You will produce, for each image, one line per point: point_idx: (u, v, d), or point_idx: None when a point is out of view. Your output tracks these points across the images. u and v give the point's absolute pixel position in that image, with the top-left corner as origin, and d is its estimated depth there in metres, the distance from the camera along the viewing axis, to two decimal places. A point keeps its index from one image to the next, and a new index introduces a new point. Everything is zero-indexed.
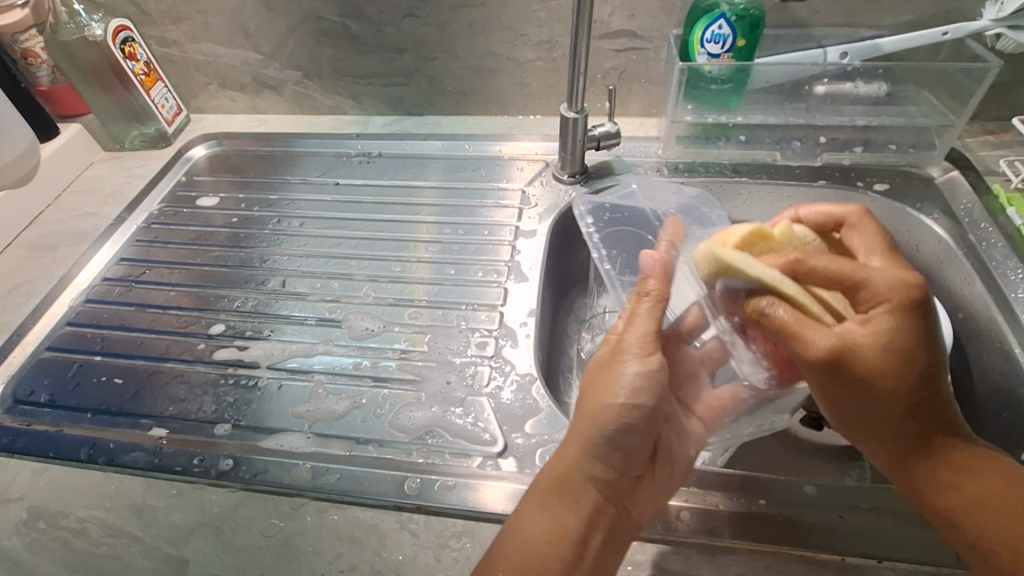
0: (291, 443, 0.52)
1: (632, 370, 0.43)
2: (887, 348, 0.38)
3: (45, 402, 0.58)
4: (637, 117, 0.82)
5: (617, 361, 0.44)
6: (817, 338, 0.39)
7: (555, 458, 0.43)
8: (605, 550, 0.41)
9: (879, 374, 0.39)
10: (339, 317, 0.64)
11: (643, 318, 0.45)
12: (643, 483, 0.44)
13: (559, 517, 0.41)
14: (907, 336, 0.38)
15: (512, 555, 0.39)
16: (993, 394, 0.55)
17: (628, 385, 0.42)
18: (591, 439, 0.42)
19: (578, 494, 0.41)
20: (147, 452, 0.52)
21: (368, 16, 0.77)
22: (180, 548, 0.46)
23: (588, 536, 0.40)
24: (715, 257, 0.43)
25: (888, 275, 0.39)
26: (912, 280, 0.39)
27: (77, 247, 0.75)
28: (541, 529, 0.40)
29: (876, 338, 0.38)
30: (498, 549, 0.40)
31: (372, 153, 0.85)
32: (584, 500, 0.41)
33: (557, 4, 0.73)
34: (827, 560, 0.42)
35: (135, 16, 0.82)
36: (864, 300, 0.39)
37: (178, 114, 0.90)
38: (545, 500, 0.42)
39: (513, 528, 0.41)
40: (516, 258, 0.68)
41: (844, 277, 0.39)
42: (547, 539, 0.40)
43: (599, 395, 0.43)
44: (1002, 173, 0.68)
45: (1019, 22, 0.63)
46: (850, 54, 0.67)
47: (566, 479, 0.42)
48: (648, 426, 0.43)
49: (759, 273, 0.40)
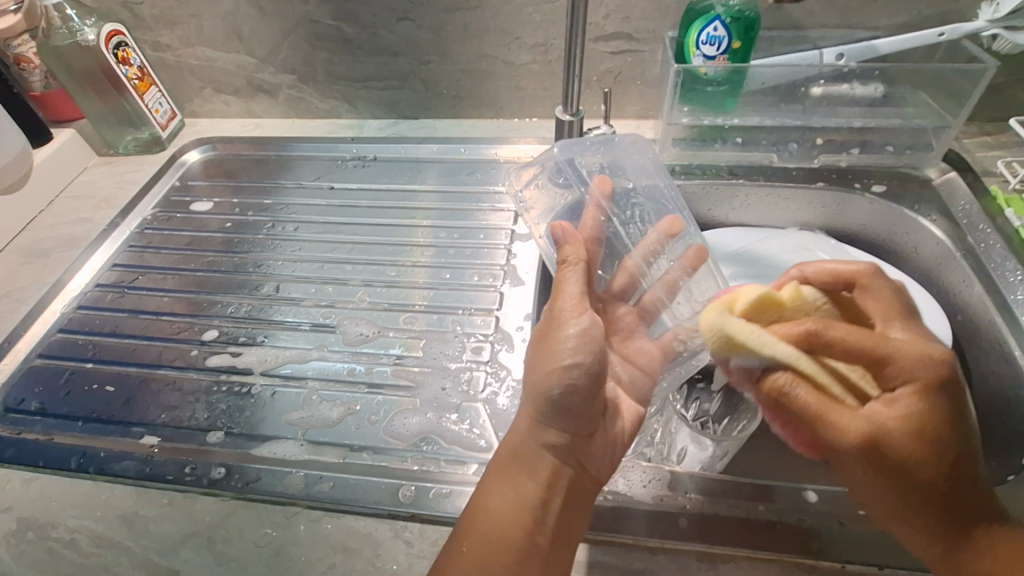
0: (285, 450, 0.52)
1: (571, 333, 0.44)
2: (919, 431, 0.38)
3: (36, 410, 0.57)
4: (633, 119, 0.81)
5: (556, 327, 0.45)
6: (839, 418, 0.40)
7: (512, 429, 0.44)
8: (567, 511, 0.42)
9: (914, 460, 0.38)
10: (333, 322, 0.63)
11: (572, 280, 0.48)
12: (596, 440, 0.45)
13: (519, 485, 0.42)
14: (931, 414, 0.38)
15: (478, 526, 0.41)
16: (994, 397, 0.55)
17: (569, 345, 0.43)
18: (540, 404, 0.43)
19: (535, 460, 0.43)
20: (138, 460, 0.52)
21: (361, 19, 0.77)
22: (171, 559, 0.45)
23: (549, 498, 0.42)
24: (725, 333, 0.42)
25: (909, 349, 0.39)
26: (938, 356, 0.39)
27: (69, 254, 0.74)
28: (505, 498, 0.42)
29: (905, 421, 0.39)
30: (464, 525, 0.41)
31: (367, 157, 0.85)
32: (540, 464, 0.43)
33: (551, 7, 0.72)
34: (828, 568, 0.41)
35: (129, 20, 0.82)
36: (891, 377, 0.40)
37: (172, 119, 0.89)
38: (505, 471, 0.43)
39: (478, 505, 0.42)
40: (511, 262, 0.68)
41: (865, 351, 0.40)
42: (511, 506, 0.41)
43: (543, 362, 0.44)
44: (1000, 174, 0.67)
45: (1015, 23, 0.63)
46: (846, 55, 0.66)
47: (522, 449, 0.43)
48: (594, 385, 0.44)
49: (772, 350, 0.41)
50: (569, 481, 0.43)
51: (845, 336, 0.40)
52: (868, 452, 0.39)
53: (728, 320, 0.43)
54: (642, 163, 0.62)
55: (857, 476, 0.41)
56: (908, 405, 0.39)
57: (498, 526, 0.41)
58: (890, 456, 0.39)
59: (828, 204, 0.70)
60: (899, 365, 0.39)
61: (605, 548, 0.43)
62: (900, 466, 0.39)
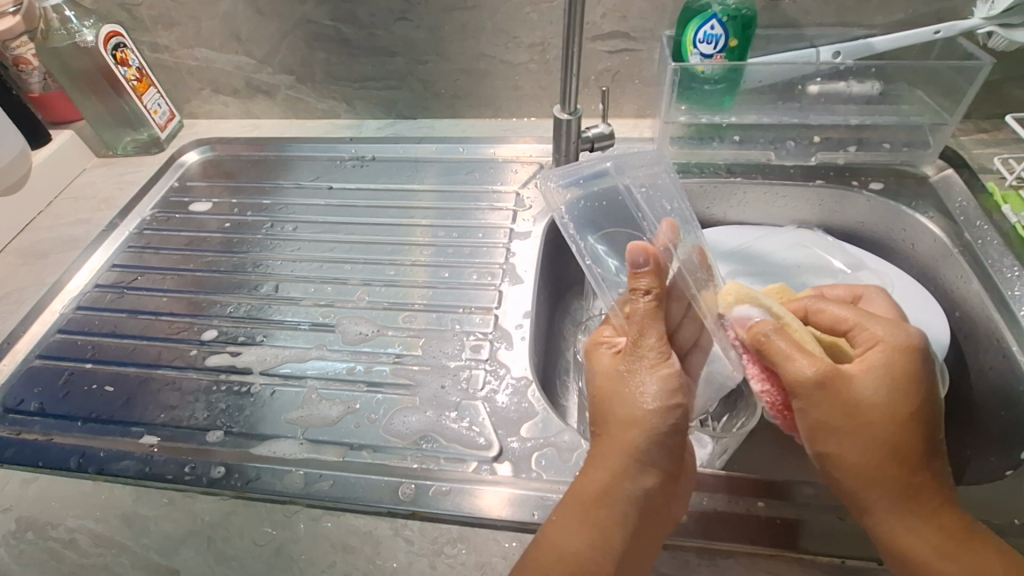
0: (285, 449, 0.52)
1: (662, 375, 0.43)
2: (887, 382, 0.40)
3: (35, 411, 0.57)
4: (631, 118, 0.82)
5: (640, 367, 0.44)
6: (809, 361, 0.41)
7: (591, 471, 0.42)
8: (643, 556, 0.40)
9: (876, 407, 0.40)
10: (333, 321, 0.64)
11: (644, 316, 0.45)
12: (677, 487, 0.43)
13: (600, 530, 0.40)
14: (901, 371, 0.41)
15: (550, 566, 0.39)
16: (993, 392, 0.55)
17: (660, 389, 0.42)
18: (623, 448, 0.42)
19: (618, 505, 0.41)
20: (137, 460, 0.52)
21: (360, 19, 0.77)
22: (171, 558, 0.45)
23: (629, 543, 0.40)
24: (733, 290, 0.48)
25: (888, 323, 0.43)
26: (915, 332, 0.43)
27: (68, 254, 0.74)
28: (582, 542, 0.40)
29: (871, 371, 0.41)
30: (532, 559, 0.40)
31: (366, 157, 0.85)
32: (629, 511, 0.41)
33: (549, 6, 0.72)
34: (827, 563, 0.41)
35: (127, 22, 0.82)
36: (865, 343, 0.43)
37: (170, 120, 0.89)
38: (584, 513, 0.41)
39: (549, 542, 0.40)
40: (510, 260, 0.68)
41: (847, 319, 0.44)
42: (588, 550, 0.39)
43: (633, 402, 0.43)
44: (996, 171, 0.68)
45: (1011, 20, 0.63)
46: (842, 53, 0.67)
47: (610, 492, 0.41)
48: (678, 433, 0.42)
49: (771, 304, 0.46)
50: (650, 528, 0.41)
51: (834, 307, 0.45)
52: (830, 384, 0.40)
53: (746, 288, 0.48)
54: (652, 164, 0.56)
55: (813, 424, 0.41)
56: (878, 360, 0.41)
57: (570, 568, 0.39)
58: (851, 403, 0.40)
59: (826, 201, 0.71)
60: (876, 328, 0.43)
61: None
62: (860, 418, 0.40)
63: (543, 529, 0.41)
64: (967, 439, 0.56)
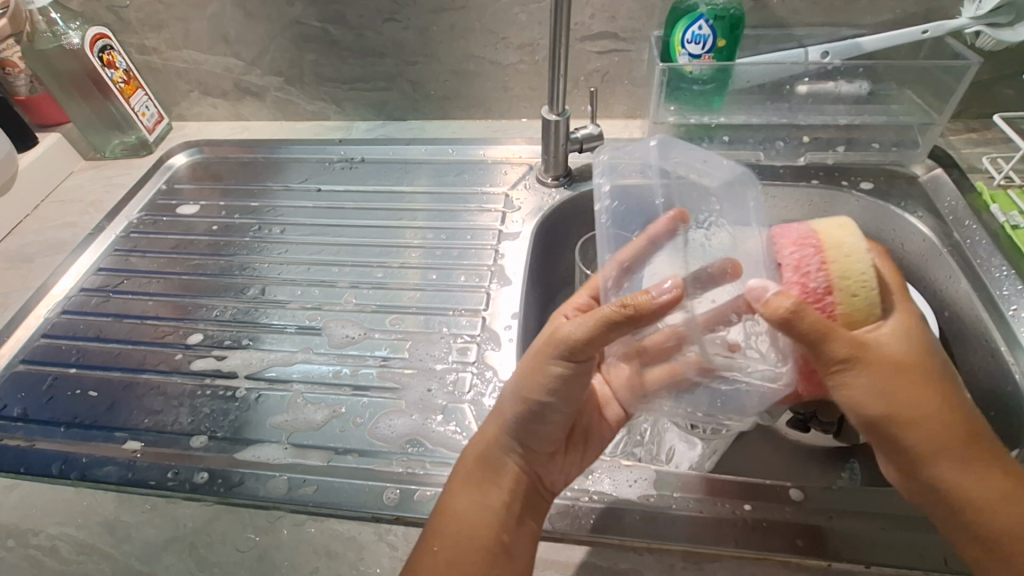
0: (269, 454, 0.51)
1: (559, 371, 0.40)
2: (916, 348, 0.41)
3: (18, 417, 0.57)
4: (621, 119, 0.82)
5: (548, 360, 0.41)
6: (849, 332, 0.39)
7: (482, 436, 0.45)
8: (527, 526, 0.42)
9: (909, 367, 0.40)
10: (320, 324, 0.63)
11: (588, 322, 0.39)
12: (560, 457, 0.45)
13: (484, 492, 0.43)
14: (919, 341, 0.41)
15: (449, 529, 0.42)
16: (980, 393, 0.55)
17: (554, 385, 0.41)
18: (510, 420, 0.43)
19: (506, 466, 0.44)
20: (120, 466, 0.51)
21: (348, 20, 0.77)
22: (152, 564, 0.44)
23: (510, 506, 0.42)
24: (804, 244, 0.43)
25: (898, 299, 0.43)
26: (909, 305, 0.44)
27: (55, 257, 0.74)
28: (472, 505, 0.43)
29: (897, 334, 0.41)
30: (435, 528, 0.42)
31: (354, 158, 0.85)
32: (509, 472, 0.43)
33: (537, 7, 0.72)
34: (813, 566, 0.41)
35: (114, 24, 0.81)
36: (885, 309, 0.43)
37: (159, 122, 0.89)
38: (471, 475, 0.44)
39: (443, 510, 0.43)
40: (499, 262, 0.68)
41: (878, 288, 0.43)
42: (472, 512, 0.42)
43: (529, 388, 0.42)
44: (985, 170, 0.68)
45: (997, 20, 0.63)
46: (831, 53, 0.66)
47: (500, 466, 0.44)
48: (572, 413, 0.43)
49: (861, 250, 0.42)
50: (528, 493, 0.43)
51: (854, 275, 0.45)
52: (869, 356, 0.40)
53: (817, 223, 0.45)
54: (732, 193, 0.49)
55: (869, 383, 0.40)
56: (906, 332, 0.42)
57: (455, 518, 0.42)
58: (899, 381, 0.40)
59: (816, 202, 0.70)
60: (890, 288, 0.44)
61: (590, 549, 0.43)
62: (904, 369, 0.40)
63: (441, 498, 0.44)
64: None
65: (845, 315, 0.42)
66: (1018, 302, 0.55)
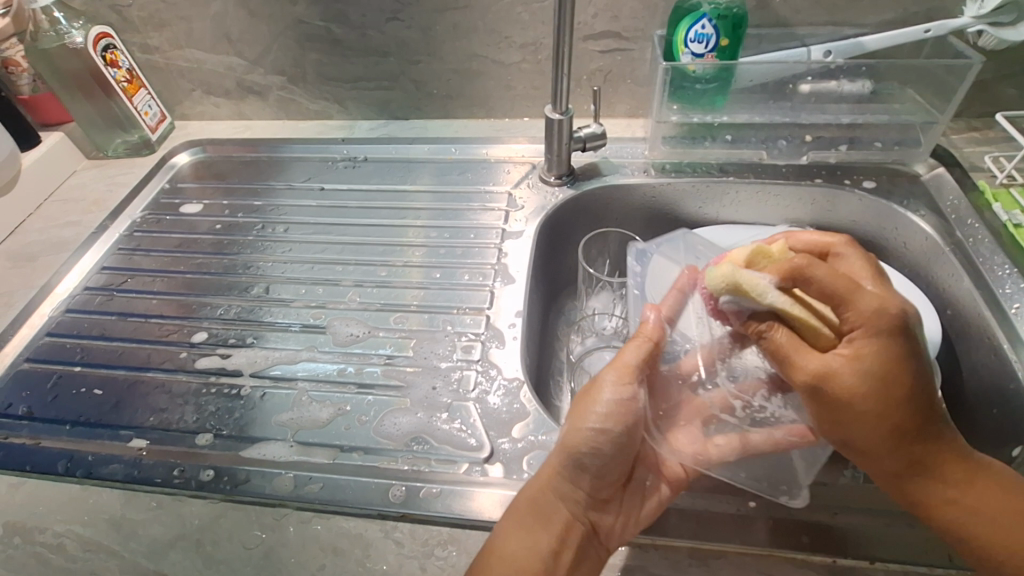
0: (274, 452, 0.51)
1: (608, 398, 0.43)
2: (872, 375, 0.38)
3: (23, 415, 0.57)
4: (623, 118, 0.82)
5: (595, 389, 0.44)
6: (805, 363, 0.40)
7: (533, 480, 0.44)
8: (580, 575, 0.40)
9: (860, 398, 0.38)
10: (324, 323, 0.63)
11: (630, 350, 0.46)
12: (616, 500, 0.43)
13: (534, 537, 0.41)
14: (882, 369, 0.38)
15: (493, 567, 0.40)
16: (983, 391, 0.55)
17: (600, 410, 0.42)
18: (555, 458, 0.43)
19: (551, 510, 0.42)
20: (126, 464, 0.51)
21: (351, 20, 0.77)
22: (159, 562, 0.45)
23: (561, 551, 0.41)
24: (732, 281, 0.42)
25: (874, 301, 0.38)
26: (895, 306, 0.38)
27: (59, 256, 0.74)
28: (523, 549, 0.41)
29: (856, 361, 0.38)
30: (480, 562, 0.41)
31: (357, 157, 0.85)
32: (556, 516, 0.42)
33: (540, 6, 0.72)
34: (818, 563, 0.41)
35: (117, 23, 0.82)
36: (847, 318, 0.39)
37: (162, 122, 0.89)
38: (518, 518, 0.42)
39: (493, 548, 0.41)
40: (503, 260, 0.68)
41: (837, 294, 0.39)
42: (524, 554, 0.41)
43: (575, 422, 0.43)
44: (987, 169, 0.68)
45: (999, 19, 0.63)
46: (833, 52, 0.66)
47: (544, 505, 0.42)
48: (623, 451, 0.43)
49: (753, 283, 0.41)
50: (582, 542, 0.41)
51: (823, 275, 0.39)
52: (815, 388, 0.40)
53: (737, 269, 0.43)
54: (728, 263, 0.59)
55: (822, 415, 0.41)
56: (866, 357, 0.38)
57: (501, 559, 0.40)
58: (847, 414, 0.39)
59: (817, 200, 0.71)
60: (853, 314, 0.38)
61: None
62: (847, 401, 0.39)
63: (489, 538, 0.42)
64: (960, 435, 0.55)
65: (777, 344, 0.41)
66: (1021, 300, 0.56)
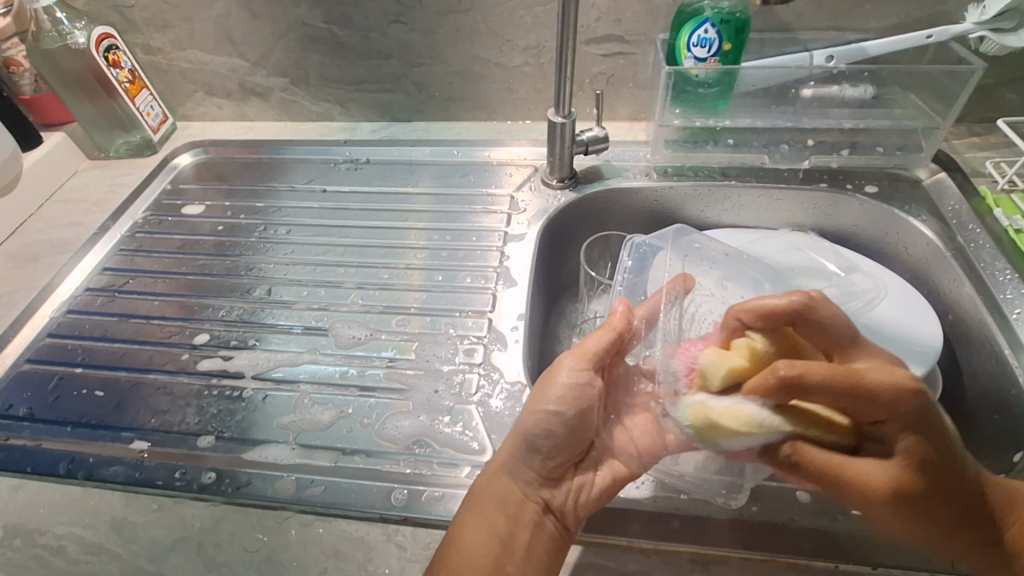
0: (275, 455, 0.51)
1: (564, 380, 0.44)
2: (916, 465, 0.37)
3: (24, 416, 0.57)
4: (626, 122, 0.82)
5: (554, 372, 0.45)
6: (867, 475, 0.38)
7: (491, 465, 0.45)
8: (538, 553, 0.41)
9: (920, 492, 0.37)
10: (326, 325, 0.63)
11: (598, 335, 0.47)
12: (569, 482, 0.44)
13: (490, 519, 0.42)
14: (919, 453, 0.37)
15: (452, 553, 0.41)
16: (984, 396, 0.55)
17: (557, 392, 0.44)
18: (510, 442, 0.45)
19: (506, 493, 0.43)
20: (127, 466, 0.51)
21: (354, 22, 0.77)
22: (160, 564, 0.45)
23: (516, 532, 0.42)
24: (708, 418, 0.40)
25: (884, 385, 0.37)
26: (906, 384, 0.37)
27: (61, 257, 0.74)
28: (478, 533, 0.42)
29: (901, 462, 0.37)
30: (442, 553, 0.41)
31: (360, 160, 0.85)
32: (510, 499, 0.43)
33: (544, 9, 0.72)
34: (818, 568, 0.41)
35: (120, 24, 0.82)
36: (870, 411, 0.37)
37: (164, 122, 0.89)
38: (475, 504, 0.43)
39: (455, 534, 0.42)
40: (504, 263, 0.68)
41: (847, 390, 0.37)
42: (482, 539, 0.41)
43: (532, 404, 0.44)
44: (988, 174, 0.68)
45: (1002, 25, 0.64)
46: (835, 57, 0.66)
47: (500, 490, 0.44)
48: (574, 432, 0.44)
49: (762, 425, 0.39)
50: (537, 520, 0.42)
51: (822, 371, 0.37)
52: (891, 500, 0.38)
53: (707, 404, 0.41)
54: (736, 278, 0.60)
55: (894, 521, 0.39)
56: (909, 452, 0.37)
57: (457, 546, 0.41)
58: (913, 510, 0.38)
59: (819, 204, 0.71)
60: (874, 406, 0.37)
61: (599, 551, 0.43)
62: (907, 500, 0.37)
63: (450, 528, 0.43)
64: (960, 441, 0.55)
65: (823, 463, 0.39)
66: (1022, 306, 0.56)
